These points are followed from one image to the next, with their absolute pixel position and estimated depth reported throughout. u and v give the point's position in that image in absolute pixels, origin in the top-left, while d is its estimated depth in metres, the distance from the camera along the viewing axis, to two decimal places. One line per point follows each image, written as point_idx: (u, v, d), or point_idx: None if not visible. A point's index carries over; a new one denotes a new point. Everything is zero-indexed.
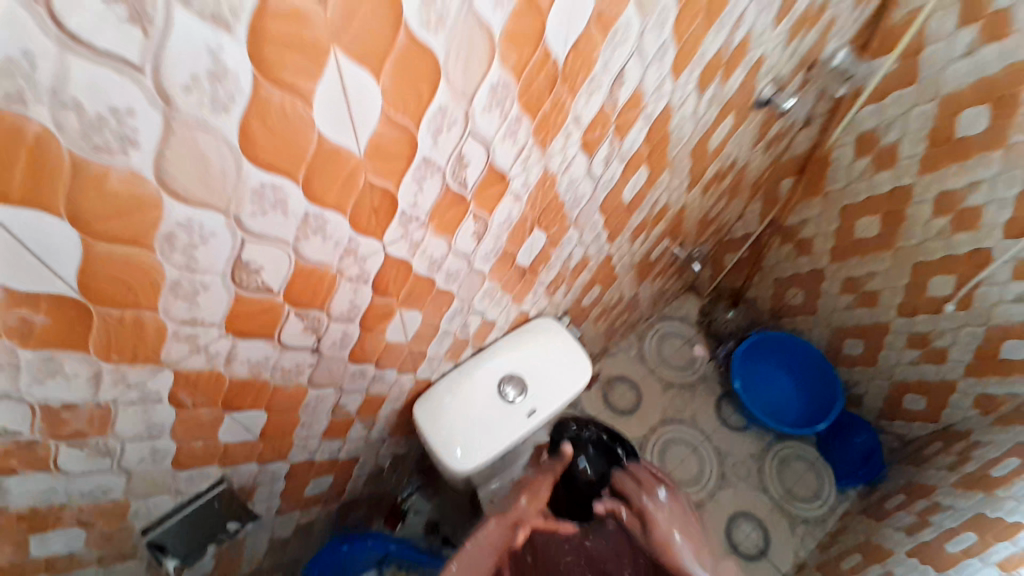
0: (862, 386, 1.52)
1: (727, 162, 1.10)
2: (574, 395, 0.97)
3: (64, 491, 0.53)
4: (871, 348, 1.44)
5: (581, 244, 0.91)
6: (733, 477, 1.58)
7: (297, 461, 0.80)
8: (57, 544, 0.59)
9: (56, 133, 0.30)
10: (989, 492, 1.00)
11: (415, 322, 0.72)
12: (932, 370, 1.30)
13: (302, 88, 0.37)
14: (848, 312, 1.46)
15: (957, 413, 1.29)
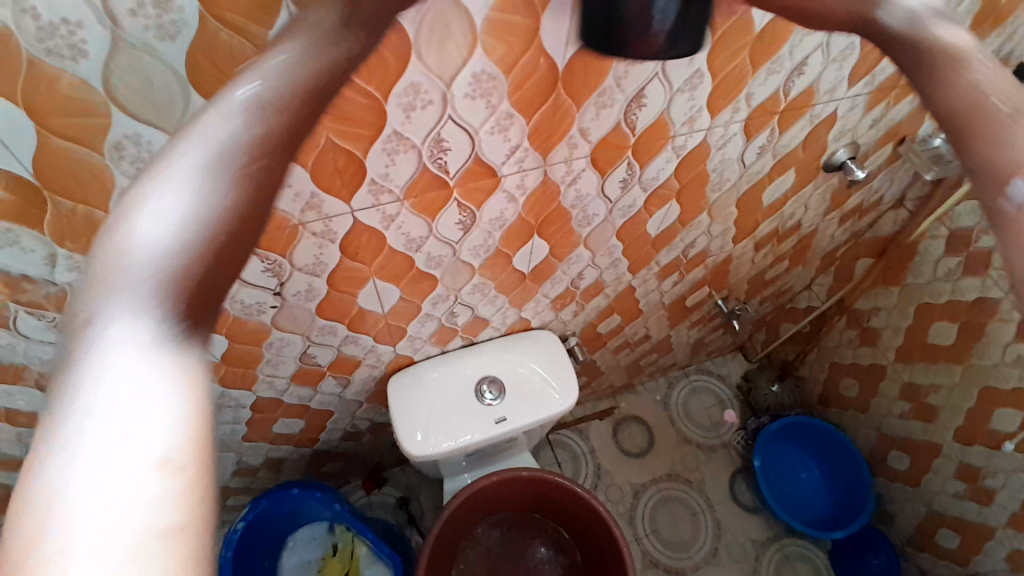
0: (894, 504, 1.38)
1: (789, 222, 1.03)
2: (550, 416, 0.93)
3: (26, 352, 0.60)
4: (917, 467, 1.29)
5: (595, 266, 0.88)
6: (726, 556, 1.46)
7: (263, 396, 0.84)
8: (22, 400, 0.67)
9: (15, 32, 0.34)
10: None
11: (392, 297, 0.73)
12: (974, 509, 1.17)
13: (251, 33, 0.39)
14: (900, 421, 1.31)
15: (989, 563, 1.16)
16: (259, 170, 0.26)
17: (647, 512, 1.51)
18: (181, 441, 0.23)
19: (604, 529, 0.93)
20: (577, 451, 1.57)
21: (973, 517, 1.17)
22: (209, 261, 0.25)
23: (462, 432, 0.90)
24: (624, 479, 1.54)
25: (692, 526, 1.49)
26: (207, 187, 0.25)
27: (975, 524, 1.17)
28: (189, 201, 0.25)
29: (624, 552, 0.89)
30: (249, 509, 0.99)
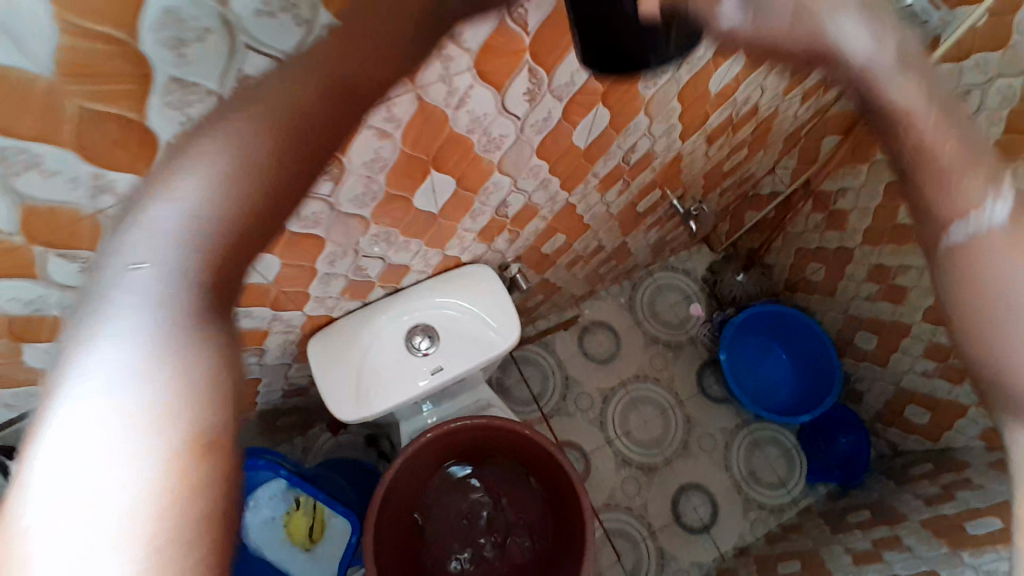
0: (864, 383, 1.40)
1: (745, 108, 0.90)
2: (492, 357, 0.86)
3: None
4: (885, 348, 1.28)
5: (521, 190, 0.76)
6: (696, 447, 1.50)
7: None
8: None
9: None
10: (954, 550, 0.95)
11: (275, 266, 0.62)
12: (944, 388, 1.16)
13: None
14: (867, 304, 1.28)
15: (961, 438, 1.18)
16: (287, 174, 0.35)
17: (618, 415, 1.51)
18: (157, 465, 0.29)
19: (561, 474, 0.92)
20: (543, 364, 1.54)
21: (941, 395, 1.18)
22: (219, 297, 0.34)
23: (395, 389, 0.83)
24: (593, 386, 1.53)
25: (662, 423, 1.51)
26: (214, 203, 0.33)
27: (942, 402, 1.18)
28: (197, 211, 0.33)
29: (580, 497, 0.88)
30: None
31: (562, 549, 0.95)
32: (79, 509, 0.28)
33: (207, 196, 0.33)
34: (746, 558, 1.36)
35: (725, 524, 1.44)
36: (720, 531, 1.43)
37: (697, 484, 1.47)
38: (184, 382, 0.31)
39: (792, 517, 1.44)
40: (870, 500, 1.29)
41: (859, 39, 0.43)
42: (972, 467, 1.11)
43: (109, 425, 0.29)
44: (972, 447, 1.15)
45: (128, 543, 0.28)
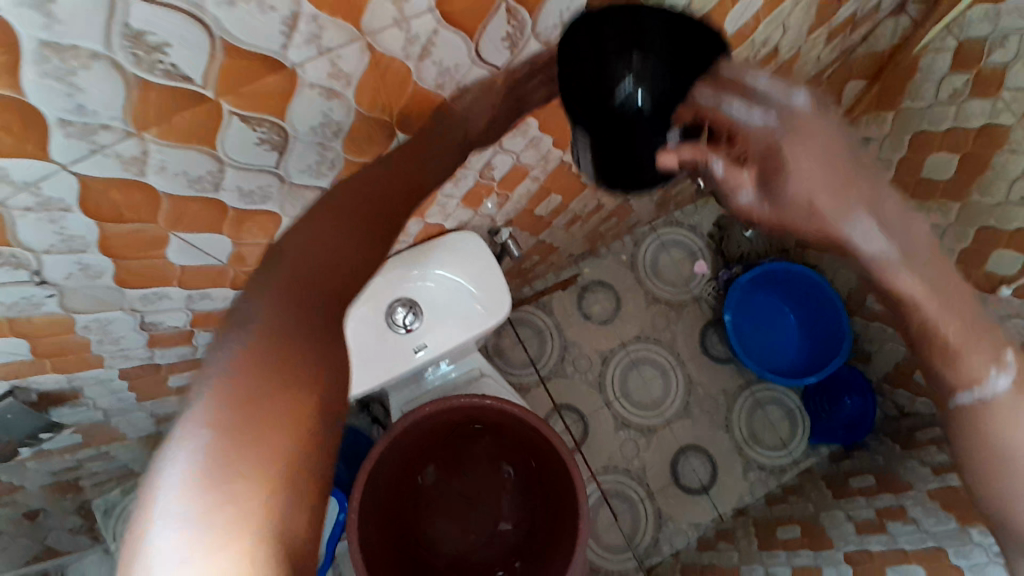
0: (873, 343, 1.35)
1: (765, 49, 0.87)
2: (481, 330, 0.81)
3: None
4: None
5: (509, 151, 0.68)
6: (698, 409, 1.47)
7: (126, 367, 0.70)
8: None
9: None
10: (964, 525, 0.92)
11: (226, 246, 0.55)
12: None
13: None
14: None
15: None
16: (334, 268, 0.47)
17: (618, 377, 1.47)
18: (238, 495, 0.39)
19: (555, 455, 0.87)
20: (540, 326, 1.49)
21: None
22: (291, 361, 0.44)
23: (377, 368, 0.78)
24: (592, 348, 1.48)
25: (663, 384, 1.48)
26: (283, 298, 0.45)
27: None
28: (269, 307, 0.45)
29: (573, 480, 0.84)
30: None
31: (556, 532, 0.91)
32: (171, 530, 0.38)
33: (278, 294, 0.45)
34: (746, 520, 1.36)
35: (725, 485, 1.43)
36: (719, 492, 1.43)
37: (698, 446, 1.45)
38: (255, 431, 0.41)
39: (793, 478, 1.43)
40: (875, 465, 1.27)
41: (869, 238, 0.54)
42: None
43: (186, 498, 0.38)
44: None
45: (210, 555, 0.38)
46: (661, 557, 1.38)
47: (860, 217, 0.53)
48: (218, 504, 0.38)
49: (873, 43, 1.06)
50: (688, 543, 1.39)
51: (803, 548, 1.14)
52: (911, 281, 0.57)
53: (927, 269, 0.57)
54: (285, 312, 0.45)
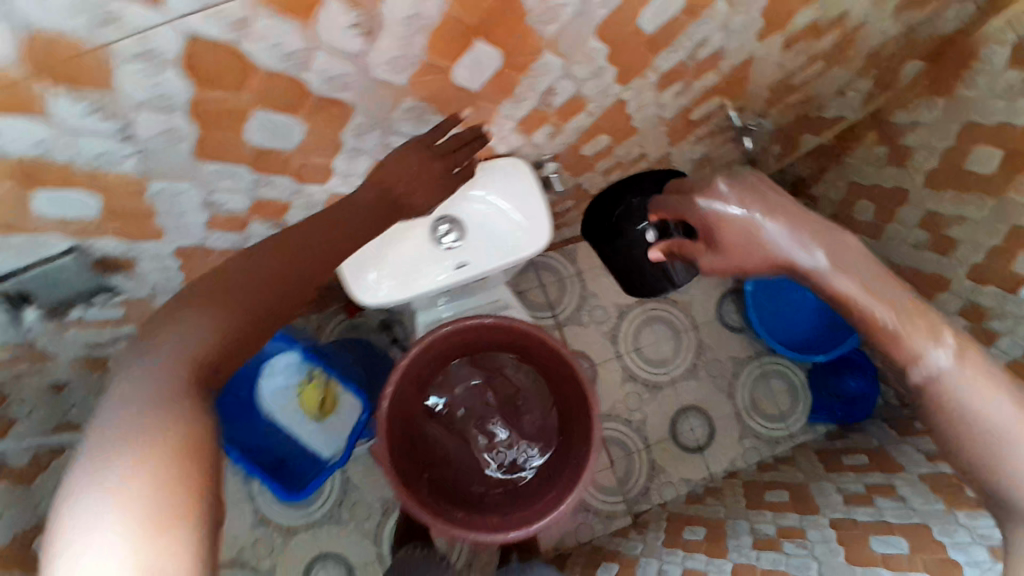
0: None
1: (832, 12, 0.89)
2: (521, 258, 0.83)
3: None
4: None
5: (574, 78, 0.69)
6: (704, 373, 1.51)
7: (182, 245, 0.73)
8: None
9: None
10: (949, 509, 0.96)
11: (297, 132, 0.57)
12: None
13: None
14: (912, 252, 1.23)
15: None
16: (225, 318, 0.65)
17: (632, 332, 1.51)
18: (129, 465, 0.51)
19: (576, 383, 0.92)
20: (562, 273, 1.51)
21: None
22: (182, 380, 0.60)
23: (415, 278, 0.82)
24: (610, 301, 1.51)
25: (674, 344, 1.51)
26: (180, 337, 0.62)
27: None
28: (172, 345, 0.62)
29: (591, 406, 0.88)
30: None
31: (569, 442, 0.97)
32: (79, 499, 0.49)
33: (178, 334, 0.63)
34: (736, 482, 1.41)
35: (720, 447, 1.48)
36: (713, 453, 1.48)
37: (699, 408, 1.50)
38: (142, 425, 0.54)
39: (786, 450, 1.48)
40: (869, 445, 1.31)
41: (817, 262, 0.74)
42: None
43: (90, 476, 0.50)
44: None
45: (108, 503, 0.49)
46: (650, 505, 1.44)
47: (810, 250, 0.74)
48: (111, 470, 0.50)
49: (936, 25, 1.07)
50: (677, 496, 1.45)
51: (789, 510, 1.20)
52: (846, 281, 0.74)
53: (862, 269, 0.74)
54: (209, 350, 0.62)
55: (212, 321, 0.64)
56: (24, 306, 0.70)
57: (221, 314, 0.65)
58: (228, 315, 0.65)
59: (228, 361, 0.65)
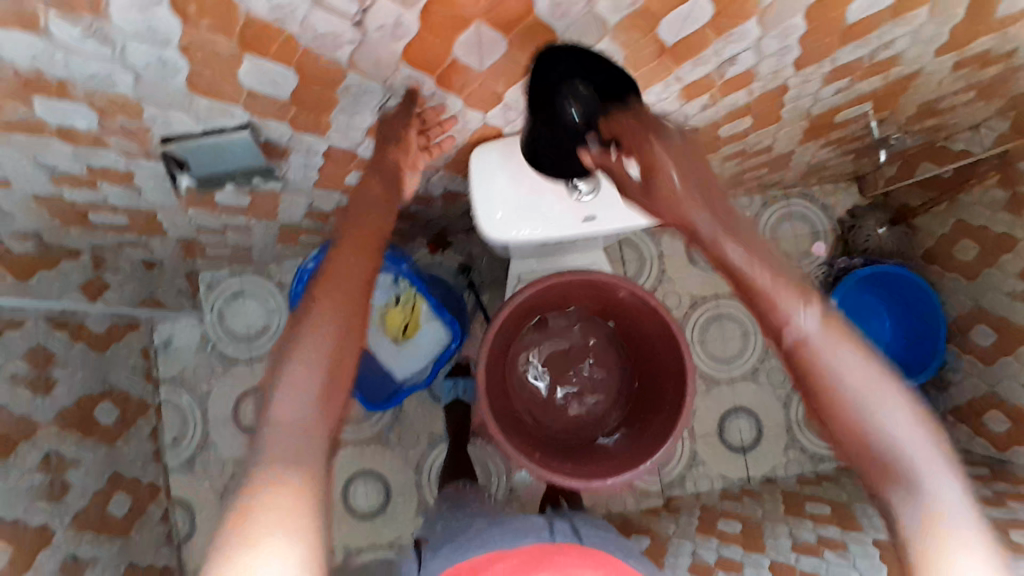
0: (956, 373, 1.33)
1: (1011, 45, 0.86)
2: (648, 221, 0.84)
3: (66, 61, 0.52)
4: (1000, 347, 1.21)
5: (756, 52, 0.69)
6: (764, 377, 1.50)
7: (335, 145, 0.76)
8: (67, 112, 0.61)
9: None
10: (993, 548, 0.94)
11: (497, 50, 0.58)
12: None
13: None
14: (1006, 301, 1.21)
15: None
16: (349, 321, 0.65)
17: (700, 323, 1.50)
18: (285, 511, 0.54)
19: (673, 358, 0.93)
20: (643, 252, 1.51)
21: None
22: (312, 400, 0.61)
23: (541, 222, 0.83)
24: (685, 288, 1.51)
25: (740, 344, 1.50)
26: (311, 343, 0.63)
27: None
28: (299, 359, 0.62)
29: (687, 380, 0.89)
30: (319, 253, 1.01)
31: (651, 409, 0.98)
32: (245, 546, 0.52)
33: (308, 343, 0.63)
34: (774, 488, 1.42)
35: (763, 452, 1.48)
36: (755, 456, 1.48)
37: (751, 410, 1.50)
38: (291, 473, 0.57)
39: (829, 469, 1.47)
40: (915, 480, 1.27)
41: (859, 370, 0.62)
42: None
43: (258, 520, 0.54)
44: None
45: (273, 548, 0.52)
46: (682, 493, 1.46)
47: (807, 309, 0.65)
48: (271, 521, 0.54)
49: None
50: (711, 490, 1.46)
51: (831, 523, 1.18)
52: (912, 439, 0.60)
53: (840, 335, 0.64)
54: (341, 348, 0.64)
55: (337, 323, 0.64)
56: (181, 170, 0.74)
57: (338, 304, 0.65)
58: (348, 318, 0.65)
59: (348, 356, 0.65)
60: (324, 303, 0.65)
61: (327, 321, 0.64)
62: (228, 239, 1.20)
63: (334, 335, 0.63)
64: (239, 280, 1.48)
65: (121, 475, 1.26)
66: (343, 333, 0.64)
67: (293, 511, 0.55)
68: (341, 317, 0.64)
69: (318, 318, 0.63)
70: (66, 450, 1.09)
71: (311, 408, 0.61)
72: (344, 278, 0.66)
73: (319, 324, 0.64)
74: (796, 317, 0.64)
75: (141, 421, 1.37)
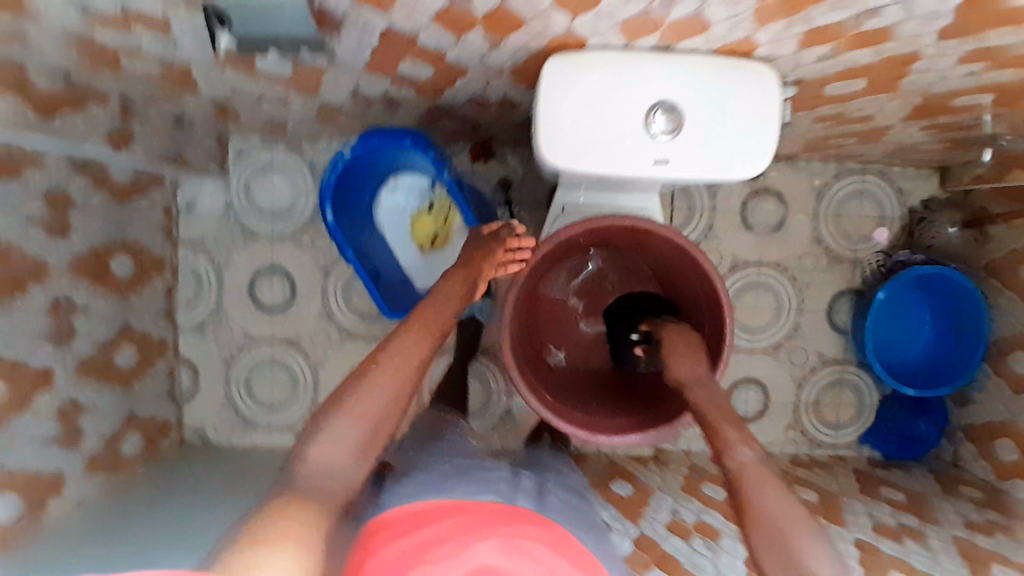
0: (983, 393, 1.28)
1: None
2: (723, 178, 0.75)
3: None
4: None
5: (907, 5, 0.58)
6: (784, 355, 1.45)
7: (395, 26, 0.67)
8: None
9: None
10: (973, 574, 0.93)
11: None
12: None
13: None
14: None
15: None
16: (398, 394, 0.74)
17: (735, 288, 1.44)
18: (300, 537, 0.56)
19: (713, 319, 0.91)
20: (694, 202, 1.42)
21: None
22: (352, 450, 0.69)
23: (605, 155, 0.74)
24: (729, 249, 1.43)
25: (770, 317, 1.45)
26: (367, 396, 0.72)
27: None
28: (353, 407, 0.71)
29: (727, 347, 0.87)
30: (360, 141, 0.93)
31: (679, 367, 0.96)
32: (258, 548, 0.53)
33: (364, 397, 0.72)
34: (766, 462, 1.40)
35: (764, 426, 1.46)
36: (755, 428, 1.46)
37: (763, 384, 1.46)
38: (311, 510, 0.61)
39: (824, 455, 1.45)
40: (911, 488, 1.26)
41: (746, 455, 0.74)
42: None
43: (274, 532, 0.56)
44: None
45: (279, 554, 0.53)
46: (674, 448, 1.47)
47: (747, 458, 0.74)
48: (290, 538, 0.56)
49: None
50: (702, 451, 1.47)
51: (817, 512, 1.13)
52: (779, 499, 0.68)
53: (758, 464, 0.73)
54: (383, 415, 0.72)
55: (391, 389, 0.73)
56: (221, 28, 0.68)
57: (398, 372, 0.74)
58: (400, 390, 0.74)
59: (384, 421, 0.72)
60: (388, 368, 0.74)
61: (386, 386, 0.73)
62: (263, 108, 1.13)
63: (384, 396, 0.72)
64: (270, 152, 1.42)
65: (132, 327, 1.27)
66: (390, 399, 0.73)
67: (300, 540, 0.56)
68: (397, 388, 0.74)
69: (381, 377, 0.73)
70: (79, 297, 1.09)
71: (346, 461, 0.68)
72: (413, 357, 0.76)
73: (377, 387, 0.73)
74: (737, 448, 0.74)
75: (157, 278, 1.37)
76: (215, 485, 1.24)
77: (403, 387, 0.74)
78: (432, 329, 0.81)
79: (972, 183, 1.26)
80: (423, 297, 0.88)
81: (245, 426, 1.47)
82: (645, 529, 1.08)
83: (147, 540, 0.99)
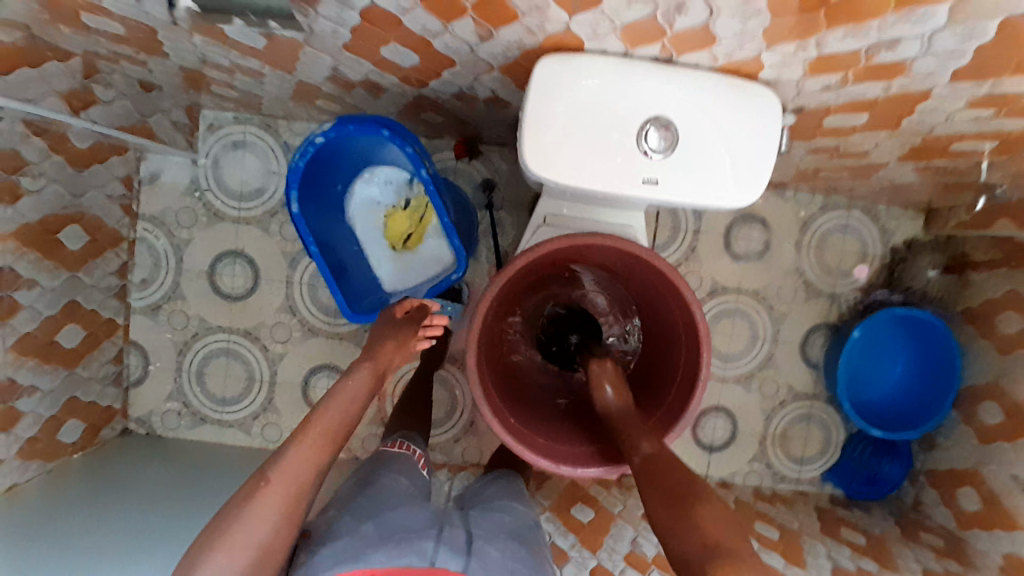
0: (949, 440, 1.27)
1: None
2: (714, 205, 0.71)
3: None
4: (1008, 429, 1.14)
5: (926, 42, 0.55)
6: (755, 385, 1.43)
7: (378, 5, 0.62)
8: None
9: None
10: None
11: None
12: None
13: None
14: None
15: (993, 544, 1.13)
16: (295, 505, 0.58)
17: (712, 313, 1.41)
18: None
19: (690, 358, 0.86)
20: (678, 222, 1.39)
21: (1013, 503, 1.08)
22: None
23: (590, 170, 0.69)
24: (711, 273, 1.40)
25: (744, 345, 1.42)
26: (251, 515, 0.56)
27: (1008, 508, 1.09)
28: (230, 538, 0.54)
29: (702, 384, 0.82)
30: (334, 127, 0.86)
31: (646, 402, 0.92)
32: None
33: (246, 519, 0.56)
34: (730, 493, 1.37)
35: (730, 456, 1.43)
36: (720, 457, 1.43)
37: (732, 412, 1.43)
38: None
39: (787, 489, 1.43)
40: (871, 531, 1.25)
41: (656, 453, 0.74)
42: (983, 572, 1.06)
43: None
44: (989, 557, 1.10)
45: None
46: None
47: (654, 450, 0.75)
48: None
49: None
50: None
51: (777, 550, 1.10)
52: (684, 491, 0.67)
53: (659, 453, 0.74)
54: (276, 535, 0.56)
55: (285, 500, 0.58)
56: None
57: (292, 480, 0.59)
58: (296, 499, 0.59)
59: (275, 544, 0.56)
60: (280, 473, 0.59)
61: (279, 495, 0.58)
62: (236, 81, 1.05)
63: (277, 511, 0.57)
64: (243, 129, 1.34)
65: (76, 304, 1.19)
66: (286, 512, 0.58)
67: None
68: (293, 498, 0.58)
69: (273, 487, 0.58)
70: (22, 269, 1.03)
71: None
72: (313, 459, 0.62)
73: (267, 500, 0.57)
74: (638, 445, 0.76)
75: (110, 254, 1.28)
76: (150, 479, 1.16)
77: (301, 504, 0.59)
78: (340, 424, 0.66)
79: (956, 227, 1.26)
80: (338, 382, 0.74)
81: (193, 418, 1.39)
82: (604, 559, 1.05)
83: (93, 543, 0.95)
